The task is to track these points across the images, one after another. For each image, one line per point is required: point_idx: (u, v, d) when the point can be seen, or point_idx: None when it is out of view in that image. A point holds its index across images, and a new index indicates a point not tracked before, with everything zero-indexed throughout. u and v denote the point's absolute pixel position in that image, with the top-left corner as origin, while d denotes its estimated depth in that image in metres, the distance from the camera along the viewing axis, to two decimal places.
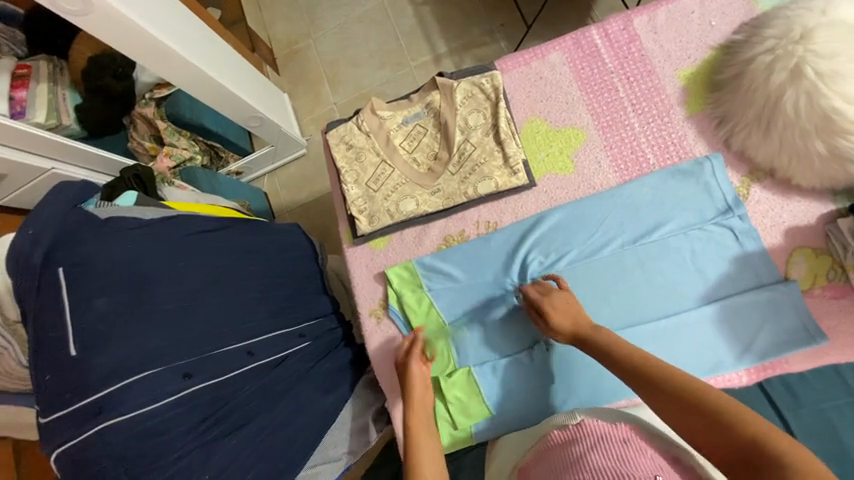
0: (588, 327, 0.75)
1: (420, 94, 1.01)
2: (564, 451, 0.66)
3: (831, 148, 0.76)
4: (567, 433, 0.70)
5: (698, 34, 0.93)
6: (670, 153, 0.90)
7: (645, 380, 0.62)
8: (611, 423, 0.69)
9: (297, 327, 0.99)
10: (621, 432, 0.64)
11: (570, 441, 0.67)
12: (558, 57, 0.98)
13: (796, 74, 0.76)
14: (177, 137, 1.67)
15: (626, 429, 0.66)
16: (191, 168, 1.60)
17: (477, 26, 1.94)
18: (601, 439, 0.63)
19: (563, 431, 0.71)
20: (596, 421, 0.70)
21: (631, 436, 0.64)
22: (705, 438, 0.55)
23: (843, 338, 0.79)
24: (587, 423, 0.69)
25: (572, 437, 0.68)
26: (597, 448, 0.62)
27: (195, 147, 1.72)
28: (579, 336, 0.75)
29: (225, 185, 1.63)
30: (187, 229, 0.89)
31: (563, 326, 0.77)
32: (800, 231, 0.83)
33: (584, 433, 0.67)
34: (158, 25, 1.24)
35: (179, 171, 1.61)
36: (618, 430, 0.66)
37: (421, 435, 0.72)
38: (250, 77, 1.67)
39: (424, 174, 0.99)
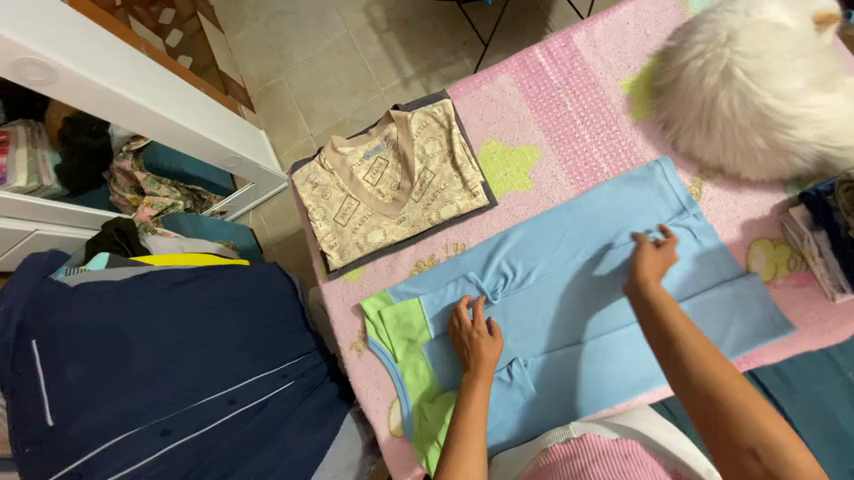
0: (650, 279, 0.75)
1: (378, 128, 1.05)
2: (568, 464, 0.66)
3: (772, 143, 0.78)
4: (569, 448, 0.69)
5: (635, 44, 0.97)
6: (622, 160, 0.92)
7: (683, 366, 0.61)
8: (612, 438, 0.69)
9: (279, 369, 0.99)
10: (623, 447, 0.66)
11: (572, 455, 0.67)
12: (507, 79, 1.02)
13: (727, 76, 0.80)
14: (158, 186, 1.69)
15: (627, 443, 0.67)
16: (172, 215, 1.62)
17: (442, 47, 1.99)
18: (603, 453, 0.65)
19: (565, 445, 0.71)
20: (597, 435, 0.70)
21: (632, 451, 0.65)
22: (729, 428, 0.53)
23: (811, 326, 0.80)
24: (589, 436, 0.69)
25: (574, 452, 0.68)
26: (600, 461, 0.62)
27: (177, 193, 1.73)
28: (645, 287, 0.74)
29: (209, 227, 1.64)
30: (160, 285, 0.90)
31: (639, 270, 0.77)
32: (756, 224, 0.85)
33: (585, 447, 0.67)
34: (127, 85, 1.28)
35: (161, 220, 1.64)
36: (619, 445, 0.67)
37: (470, 427, 0.70)
38: (225, 121, 1.71)
39: (389, 205, 1.01)
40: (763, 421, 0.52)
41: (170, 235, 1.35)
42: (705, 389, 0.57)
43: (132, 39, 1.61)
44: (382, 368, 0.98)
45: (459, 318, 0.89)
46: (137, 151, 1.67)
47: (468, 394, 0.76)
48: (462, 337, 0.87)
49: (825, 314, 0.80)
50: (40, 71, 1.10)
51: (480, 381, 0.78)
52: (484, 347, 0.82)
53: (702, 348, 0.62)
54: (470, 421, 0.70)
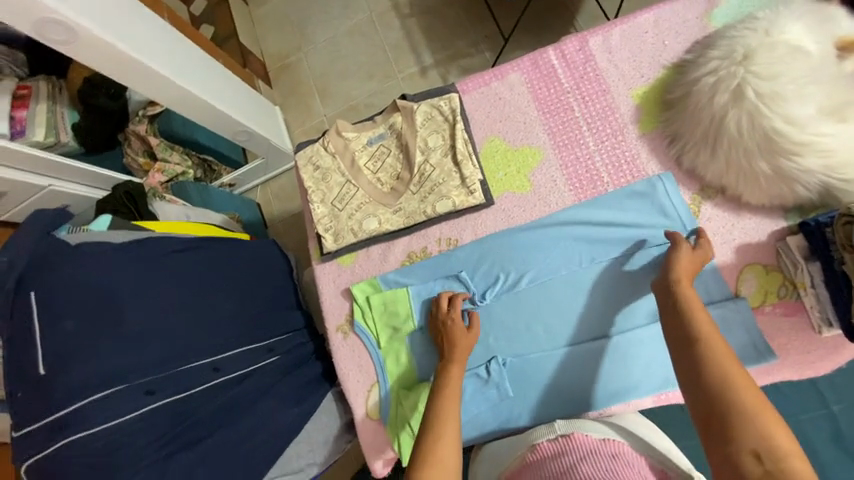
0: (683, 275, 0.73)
1: (383, 116, 1.05)
2: (557, 461, 0.71)
3: (776, 168, 0.77)
4: (556, 445, 0.74)
5: (652, 54, 0.94)
6: (624, 171, 0.91)
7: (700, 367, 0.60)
8: (600, 437, 0.74)
9: (266, 342, 1.02)
10: (610, 446, 0.72)
11: (560, 453, 0.72)
12: (517, 78, 1.01)
13: (738, 95, 0.78)
14: (170, 152, 1.71)
15: (614, 443, 0.72)
16: (181, 183, 1.65)
17: (463, 38, 1.96)
18: (591, 452, 0.70)
19: (552, 443, 0.75)
20: (585, 434, 0.74)
21: (619, 450, 0.71)
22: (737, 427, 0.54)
23: (793, 355, 0.80)
24: (577, 435, 0.74)
25: (561, 450, 0.72)
26: (589, 461, 0.68)
27: (187, 162, 1.76)
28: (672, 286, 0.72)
29: (216, 198, 1.67)
30: (157, 250, 0.93)
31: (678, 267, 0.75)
32: (752, 248, 0.84)
33: (573, 446, 0.72)
34: (146, 51, 1.30)
35: (170, 186, 1.67)
36: (607, 444, 0.72)
37: (446, 417, 0.72)
38: (241, 95, 1.72)
39: (387, 194, 1.02)
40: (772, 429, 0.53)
41: (177, 203, 1.37)
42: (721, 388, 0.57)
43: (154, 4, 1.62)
44: (366, 352, 1.00)
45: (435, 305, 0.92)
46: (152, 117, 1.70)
47: (446, 380, 0.79)
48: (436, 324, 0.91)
49: (808, 346, 0.79)
50: (62, 30, 1.12)
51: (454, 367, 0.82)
52: (459, 337, 0.86)
53: (722, 352, 0.61)
54: (445, 411, 0.73)
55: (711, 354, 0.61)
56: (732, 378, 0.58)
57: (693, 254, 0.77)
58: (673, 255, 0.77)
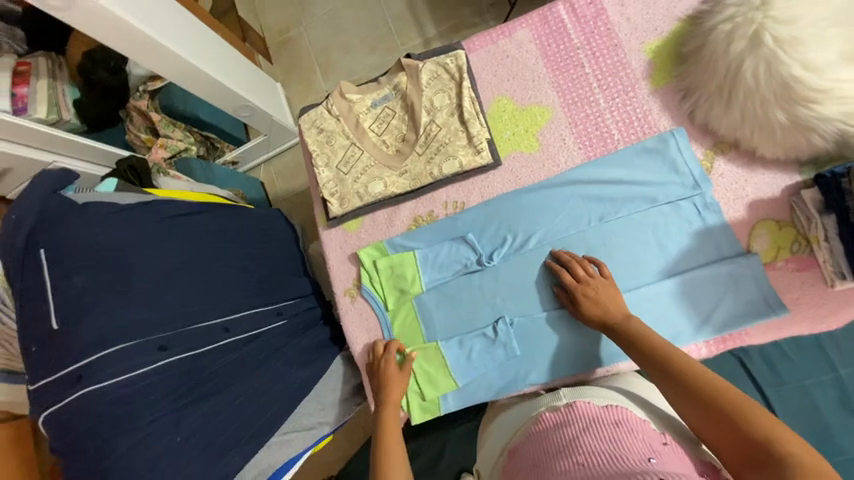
0: (614, 317, 0.80)
1: (388, 77, 1.03)
2: (559, 431, 0.72)
3: (793, 117, 0.74)
4: (558, 415, 0.76)
5: (666, 6, 0.91)
6: (634, 128, 0.89)
7: (676, 377, 0.69)
8: (602, 404, 0.76)
9: (275, 306, 1.03)
10: (613, 413, 0.73)
11: (563, 423, 0.74)
12: (525, 35, 0.98)
13: (756, 42, 0.74)
14: (172, 129, 1.70)
15: (617, 410, 0.74)
16: (185, 160, 1.64)
17: (468, 7, 1.91)
18: (593, 421, 0.72)
19: (555, 413, 0.77)
20: (587, 402, 0.76)
21: (622, 418, 0.72)
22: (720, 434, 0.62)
23: (805, 310, 0.79)
24: (578, 405, 0.76)
25: (564, 420, 0.74)
26: (590, 430, 0.69)
27: (190, 138, 1.75)
28: (610, 328, 0.79)
29: (220, 176, 1.66)
30: (164, 213, 0.93)
31: (594, 313, 0.81)
32: (764, 204, 0.82)
33: (575, 416, 0.74)
34: (144, 19, 1.27)
35: (173, 163, 1.65)
36: (610, 411, 0.74)
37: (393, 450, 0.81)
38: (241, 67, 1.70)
39: (392, 156, 1.00)
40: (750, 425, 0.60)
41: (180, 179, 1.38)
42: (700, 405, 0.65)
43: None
44: (374, 316, 1.00)
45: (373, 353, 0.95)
46: (153, 93, 1.68)
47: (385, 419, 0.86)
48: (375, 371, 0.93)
49: (821, 300, 0.78)
50: None
51: (388, 408, 0.88)
52: (391, 375, 0.90)
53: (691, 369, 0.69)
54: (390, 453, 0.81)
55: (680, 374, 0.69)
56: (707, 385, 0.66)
57: (606, 289, 0.82)
58: (584, 302, 0.82)
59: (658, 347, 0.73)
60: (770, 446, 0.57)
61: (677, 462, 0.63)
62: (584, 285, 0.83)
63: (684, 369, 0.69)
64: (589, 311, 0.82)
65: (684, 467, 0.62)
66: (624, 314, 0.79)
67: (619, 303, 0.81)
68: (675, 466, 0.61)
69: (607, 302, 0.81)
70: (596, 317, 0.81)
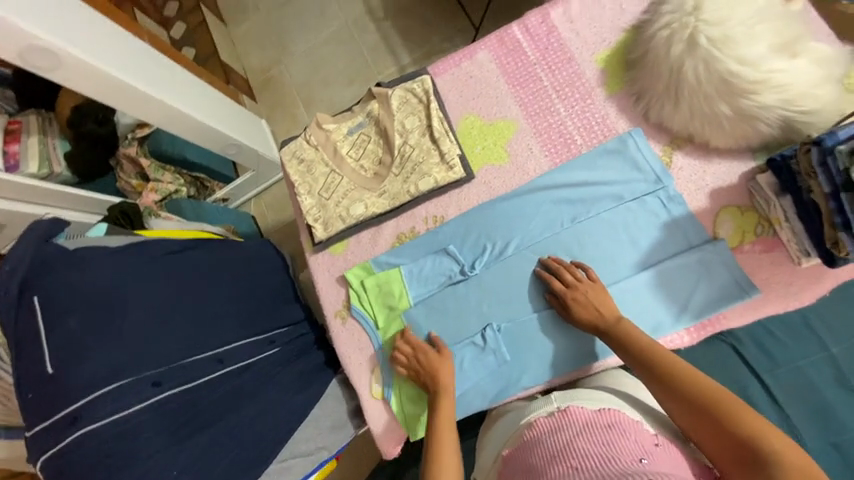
0: (605, 320, 0.83)
1: (361, 105, 1.08)
2: (554, 436, 0.73)
3: (736, 109, 0.79)
4: (552, 420, 0.77)
5: (611, 19, 0.98)
6: (595, 133, 0.94)
7: (665, 381, 0.73)
8: (595, 408, 0.76)
9: (267, 334, 1.05)
10: (606, 417, 0.74)
11: (556, 428, 0.75)
12: (485, 56, 1.05)
13: (692, 44, 0.80)
14: (162, 173, 1.75)
15: (609, 413, 0.75)
16: (176, 201, 1.68)
17: (437, 34, 2.01)
18: (586, 425, 0.73)
19: (548, 418, 0.78)
20: (580, 407, 0.77)
21: (615, 420, 0.73)
22: (712, 435, 0.66)
23: (776, 290, 0.82)
24: (572, 410, 0.76)
25: (558, 425, 0.75)
26: (583, 434, 0.71)
27: (180, 180, 1.79)
28: (602, 332, 0.83)
29: (211, 213, 1.70)
30: (153, 252, 0.96)
31: (585, 317, 0.84)
32: (724, 192, 0.86)
33: (568, 421, 0.75)
34: (129, 72, 1.34)
35: (165, 204, 1.71)
36: (602, 415, 0.75)
37: (444, 447, 0.81)
38: (226, 108, 1.77)
39: (371, 178, 1.05)
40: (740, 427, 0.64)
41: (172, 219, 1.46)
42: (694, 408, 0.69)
43: (132, 27, 1.66)
44: (365, 335, 1.03)
45: (399, 353, 0.94)
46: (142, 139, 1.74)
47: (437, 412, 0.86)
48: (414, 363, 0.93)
49: (791, 278, 0.81)
50: (46, 56, 1.16)
51: (444, 397, 0.88)
52: (435, 365, 0.90)
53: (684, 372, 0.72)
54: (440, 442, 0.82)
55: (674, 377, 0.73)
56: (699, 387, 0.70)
57: (596, 291, 0.85)
58: (575, 306, 0.85)
59: (648, 351, 0.77)
60: (758, 447, 0.61)
61: (668, 462, 0.65)
62: (574, 289, 0.86)
63: (673, 373, 0.73)
64: (580, 315, 0.85)
65: (675, 467, 0.64)
66: (614, 318, 0.82)
67: (607, 305, 0.84)
68: (665, 465, 0.63)
69: (597, 305, 0.84)
70: (588, 320, 0.84)
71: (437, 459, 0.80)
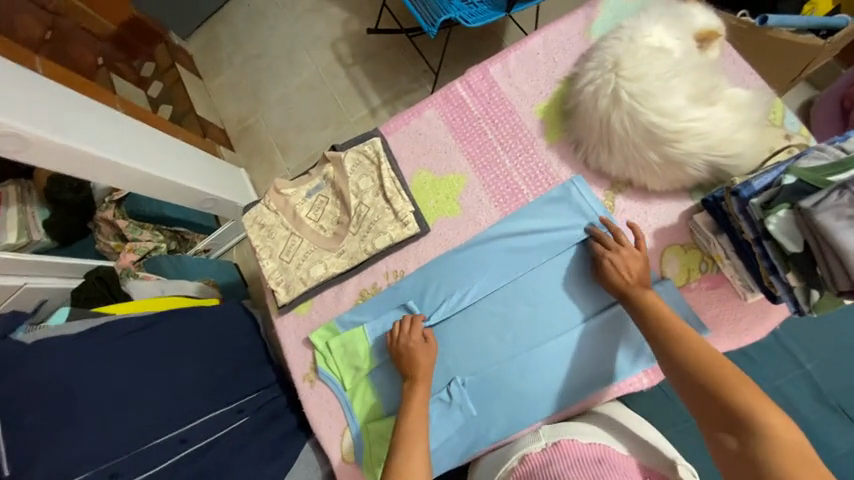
0: (638, 285, 0.80)
1: (317, 168, 1.11)
2: (547, 471, 0.74)
3: (663, 156, 0.83)
4: (544, 454, 0.78)
5: (546, 72, 1.03)
6: (541, 181, 0.98)
7: (672, 347, 0.71)
8: (586, 441, 0.77)
9: (237, 403, 1.05)
10: (596, 451, 0.74)
11: (548, 462, 0.76)
12: (432, 113, 1.09)
13: (616, 98, 0.85)
14: (140, 231, 1.72)
15: (600, 447, 0.76)
16: (154, 259, 1.65)
17: (404, 75, 2.03)
18: (577, 460, 0.73)
19: (540, 453, 0.78)
20: (573, 441, 0.77)
21: (605, 455, 0.74)
22: (705, 405, 0.64)
23: (726, 326, 0.83)
24: (563, 444, 0.77)
25: (549, 459, 0.76)
26: (575, 469, 0.71)
27: (159, 237, 1.76)
28: (625, 294, 0.80)
29: (190, 265, 1.69)
30: (117, 333, 0.98)
31: (616, 278, 0.82)
32: (668, 231, 0.88)
33: (561, 455, 0.75)
34: (99, 144, 1.36)
35: (143, 265, 1.65)
36: (593, 448, 0.75)
37: (413, 436, 0.81)
38: (205, 165, 1.78)
39: (330, 239, 1.07)
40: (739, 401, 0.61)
41: (151, 279, 1.50)
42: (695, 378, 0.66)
43: (108, 99, 1.69)
44: (334, 396, 1.03)
45: (397, 327, 0.95)
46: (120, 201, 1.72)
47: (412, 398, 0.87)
48: (396, 347, 0.94)
49: (739, 314, 0.83)
50: (13, 140, 1.18)
51: (418, 388, 0.89)
52: (418, 355, 0.91)
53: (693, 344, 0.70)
54: (413, 429, 0.82)
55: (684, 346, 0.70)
56: (706, 358, 0.67)
57: (633, 254, 0.82)
58: (609, 268, 0.83)
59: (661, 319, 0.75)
60: (753, 419, 0.59)
61: None
62: (614, 249, 0.83)
63: (683, 342, 0.71)
64: (610, 276, 0.82)
65: None
66: (642, 283, 0.80)
67: (644, 275, 0.81)
68: None
69: (631, 267, 0.81)
70: (614, 284, 0.82)
71: (407, 442, 0.80)
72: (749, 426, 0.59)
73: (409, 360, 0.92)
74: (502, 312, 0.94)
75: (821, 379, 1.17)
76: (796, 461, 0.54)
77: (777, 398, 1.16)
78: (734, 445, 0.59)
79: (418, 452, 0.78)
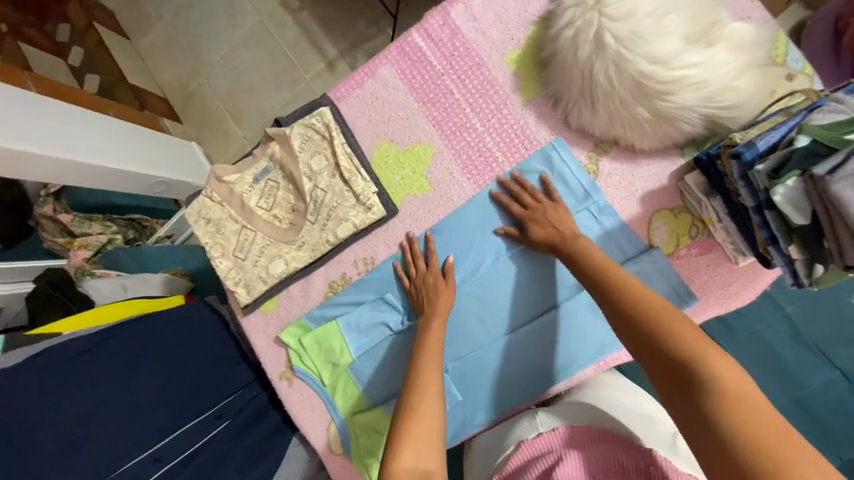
0: (567, 237, 0.76)
1: (261, 148, 0.97)
2: (545, 457, 0.68)
3: (653, 111, 0.73)
4: (542, 442, 0.72)
5: (517, 11, 0.87)
6: (516, 145, 0.86)
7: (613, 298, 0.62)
8: (583, 426, 0.73)
9: (214, 409, 1.00)
10: (595, 442, 0.68)
11: (547, 450, 0.70)
12: (388, 70, 0.93)
13: (599, 43, 0.73)
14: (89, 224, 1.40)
15: (598, 434, 0.70)
16: (111, 252, 1.34)
17: (361, 19, 1.74)
18: (575, 448, 0.67)
19: (538, 438, 0.73)
20: (569, 428, 0.73)
21: (603, 445, 0.67)
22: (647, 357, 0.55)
23: (714, 293, 0.79)
24: (561, 430, 0.73)
25: (548, 446, 0.71)
26: (572, 455, 0.65)
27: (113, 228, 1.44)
28: (559, 248, 0.75)
29: (153, 257, 1.36)
30: (63, 358, 0.87)
31: (544, 238, 0.78)
32: (656, 195, 0.80)
33: (560, 442, 0.70)
34: (12, 135, 1.10)
35: (100, 260, 1.36)
36: (591, 436, 0.70)
37: (428, 362, 0.74)
38: (150, 142, 1.52)
39: (287, 230, 0.96)
40: (678, 348, 0.52)
41: (111, 276, 1.24)
42: (634, 327, 0.57)
43: (17, 77, 1.37)
44: (314, 392, 0.98)
45: (418, 256, 0.89)
46: (59, 192, 1.41)
47: (427, 327, 0.81)
48: (419, 277, 0.88)
49: (728, 279, 0.78)
50: None
51: (436, 318, 0.82)
52: (441, 289, 0.85)
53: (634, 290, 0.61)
54: (428, 356, 0.75)
55: (624, 294, 0.61)
56: (645, 305, 0.58)
57: (558, 209, 0.79)
58: (534, 229, 0.80)
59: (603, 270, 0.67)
60: (698, 368, 0.50)
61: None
62: (542, 206, 0.80)
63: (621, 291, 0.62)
64: (536, 236, 0.79)
65: None
66: (574, 234, 0.76)
67: (568, 224, 0.78)
68: None
69: (557, 223, 0.78)
70: (544, 242, 0.78)
71: (421, 372, 0.72)
72: (698, 378, 0.49)
73: (433, 292, 0.85)
74: (479, 291, 0.87)
75: (801, 322, 1.18)
76: (741, 408, 0.46)
77: (758, 344, 1.19)
78: (678, 400, 0.50)
79: (433, 377, 0.71)
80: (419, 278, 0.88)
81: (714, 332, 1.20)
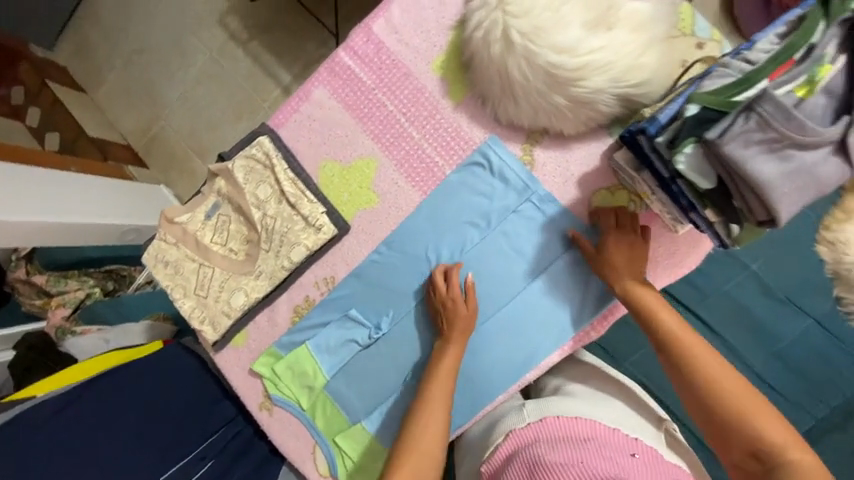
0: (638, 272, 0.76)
1: (208, 185, 0.98)
2: (533, 447, 0.70)
3: (570, 98, 0.75)
4: (529, 433, 0.75)
5: (435, 18, 0.89)
6: (453, 148, 0.88)
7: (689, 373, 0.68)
8: (572, 415, 0.75)
9: (197, 451, 0.98)
10: (584, 431, 0.71)
11: (534, 441, 0.72)
12: (321, 92, 0.95)
13: (508, 41, 0.75)
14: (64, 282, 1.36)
15: (587, 424, 0.73)
16: (89, 307, 1.32)
17: (309, 41, 1.74)
18: (563, 438, 0.70)
19: (526, 430, 0.75)
20: (557, 417, 0.75)
21: (593, 435, 0.70)
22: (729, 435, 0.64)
23: (661, 263, 0.81)
24: (548, 420, 0.75)
25: (536, 436, 0.73)
26: (560, 443, 0.68)
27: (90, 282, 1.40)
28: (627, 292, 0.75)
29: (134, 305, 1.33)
30: (35, 421, 0.87)
31: (619, 264, 0.76)
32: (590, 178, 0.82)
33: (546, 433, 0.72)
34: None
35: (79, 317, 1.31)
36: (578, 425, 0.73)
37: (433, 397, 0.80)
38: (115, 191, 1.51)
39: (244, 261, 0.97)
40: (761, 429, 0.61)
41: (91, 331, 1.22)
42: (716, 406, 0.65)
43: None
44: (294, 418, 0.98)
45: (435, 284, 0.86)
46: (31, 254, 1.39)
47: (444, 352, 0.83)
48: (436, 301, 0.86)
49: (672, 248, 0.80)
50: None
51: (452, 346, 0.83)
52: (459, 314, 0.83)
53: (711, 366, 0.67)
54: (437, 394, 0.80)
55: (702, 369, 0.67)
56: (725, 382, 0.65)
57: (632, 236, 0.77)
58: (611, 251, 0.77)
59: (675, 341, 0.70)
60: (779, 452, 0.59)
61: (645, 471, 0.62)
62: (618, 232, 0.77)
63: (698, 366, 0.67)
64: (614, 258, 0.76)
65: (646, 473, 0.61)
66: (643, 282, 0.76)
67: (638, 255, 0.77)
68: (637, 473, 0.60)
69: (632, 252, 0.76)
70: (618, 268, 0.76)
71: (425, 405, 0.79)
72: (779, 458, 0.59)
73: (451, 320, 0.84)
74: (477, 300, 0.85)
75: (767, 276, 1.21)
76: None
77: (729, 304, 1.21)
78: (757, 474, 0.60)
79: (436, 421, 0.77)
80: (439, 304, 0.86)
81: (686, 298, 1.22)
